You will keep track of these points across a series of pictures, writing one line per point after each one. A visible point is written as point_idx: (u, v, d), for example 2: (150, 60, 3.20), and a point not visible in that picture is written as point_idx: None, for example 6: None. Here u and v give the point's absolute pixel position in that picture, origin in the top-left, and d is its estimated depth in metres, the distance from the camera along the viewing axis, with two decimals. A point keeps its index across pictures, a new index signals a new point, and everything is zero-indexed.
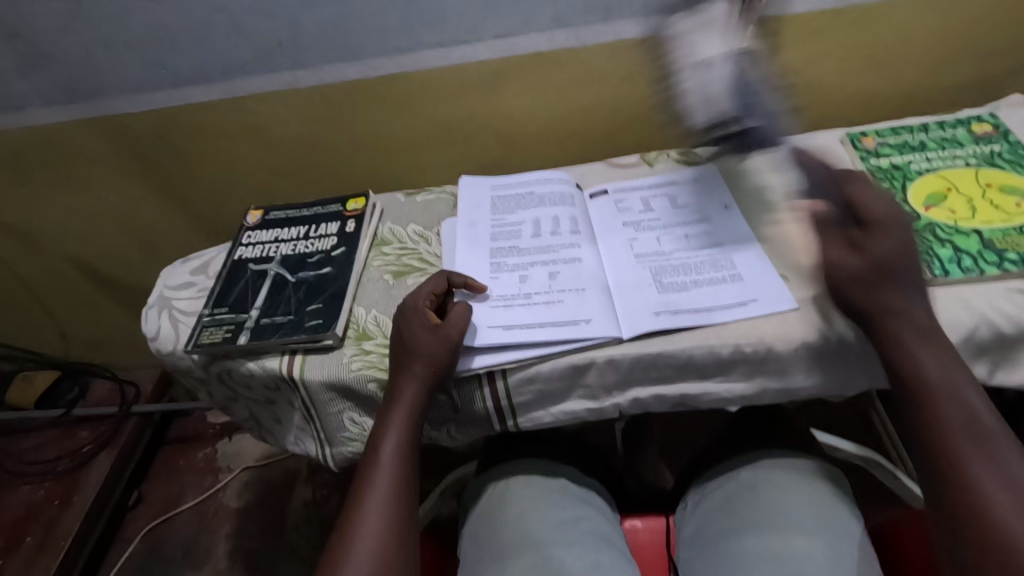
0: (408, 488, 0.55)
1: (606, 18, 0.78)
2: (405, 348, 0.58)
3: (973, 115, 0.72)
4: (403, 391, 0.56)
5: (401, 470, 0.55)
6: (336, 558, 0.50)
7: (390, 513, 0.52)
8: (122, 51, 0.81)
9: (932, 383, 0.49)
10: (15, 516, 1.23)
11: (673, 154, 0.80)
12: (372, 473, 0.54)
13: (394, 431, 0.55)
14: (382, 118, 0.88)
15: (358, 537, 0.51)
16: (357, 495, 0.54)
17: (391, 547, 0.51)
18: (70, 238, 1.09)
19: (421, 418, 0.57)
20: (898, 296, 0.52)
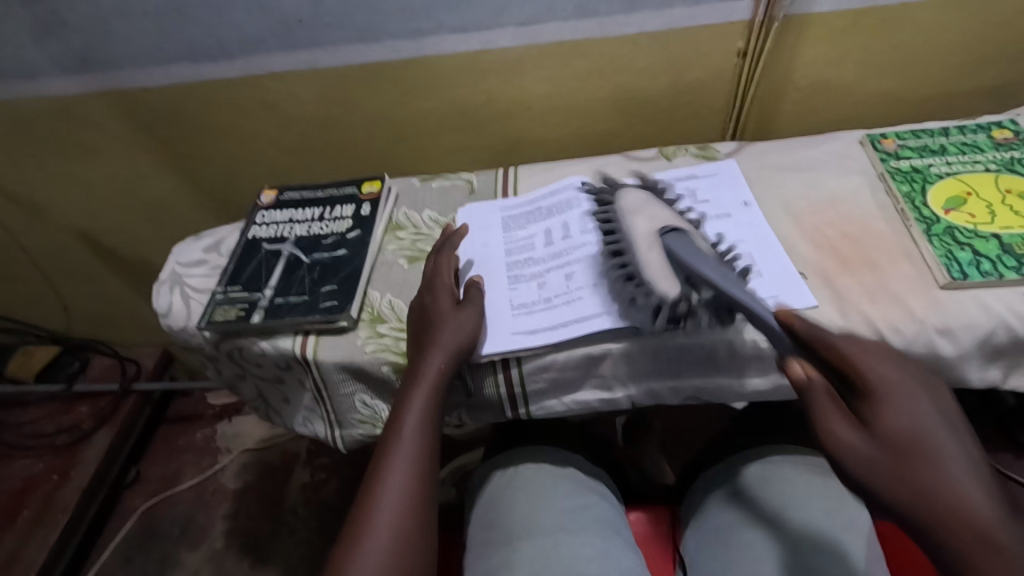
0: (428, 466, 0.54)
1: (630, 9, 0.77)
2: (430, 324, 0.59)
3: (994, 121, 0.72)
4: (428, 365, 0.56)
5: (423, 445, 0.54)
6: (354, 533, 0.50)
7: (410, 489, 0.52)
8: (141, 22, 0.80)
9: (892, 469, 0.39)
10: (11, 488, 1.22)
11: (692, 148, 0.79)
12: (392, 445, 0.54)
13: (416, 408, 0.55)
14: (399, 100, 0.87)
15: (378, 513, 0.50)
16: (377, 467, 0.53)
17: (411, 522, 0.50)
18: (77, 210, 1.08)
19: (443, 393, 0.57)
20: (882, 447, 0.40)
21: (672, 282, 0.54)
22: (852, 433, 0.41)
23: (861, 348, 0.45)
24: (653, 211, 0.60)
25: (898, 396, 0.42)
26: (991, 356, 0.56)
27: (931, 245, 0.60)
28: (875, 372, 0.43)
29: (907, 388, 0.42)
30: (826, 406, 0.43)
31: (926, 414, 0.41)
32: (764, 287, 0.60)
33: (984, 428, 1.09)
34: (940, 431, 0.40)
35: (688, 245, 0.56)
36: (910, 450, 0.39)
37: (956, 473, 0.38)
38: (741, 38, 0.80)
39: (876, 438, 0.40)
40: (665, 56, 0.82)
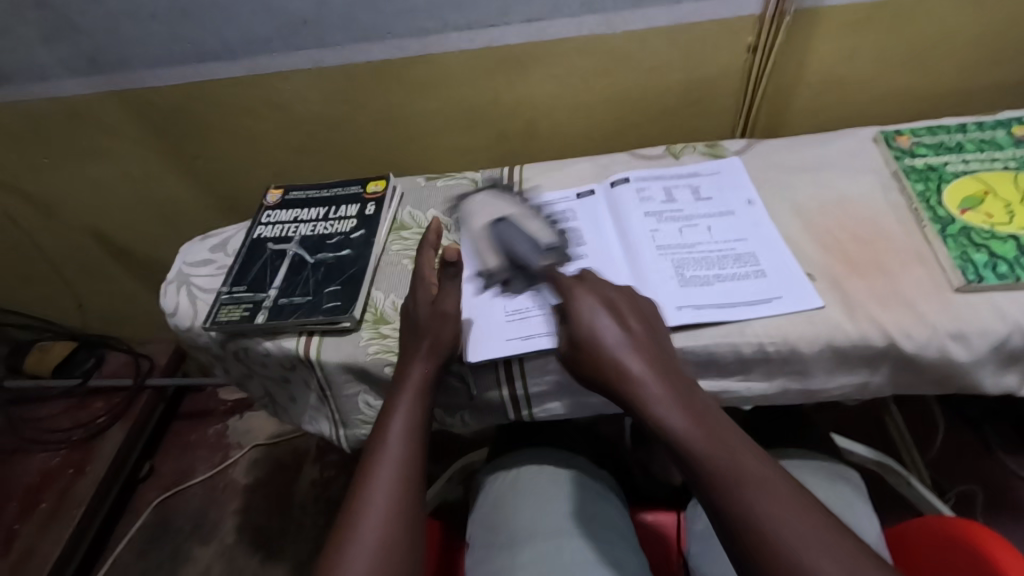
0: (415, 471, 0.54)
1: (637, 5, 0.75)
2: (415, 328, 0.59)
3: (1015, 117, 0.69)
4: (410, 371, 0.57)
5: (409, 450, 0.54)
6: (341, 539, 0.49)
7: (397, 493, 0.52)
8: (147, 23, 0.80)
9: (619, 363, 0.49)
10: (29, 482, 1.25)
11: (700, 146, 0.78)
12: (378, 451, 0.54)
13: (402, 413, 0.56)
14: (405, 99, 0.87)
15: (364, 518, 0.50)
16: (363, 473, 0.53)
17: (397, 526, 0.50)
18: (90, 210, 1.09)
19: (429, 399, 0.57)
20: (633, 347, 0.50)
21: (494, 258, 0.66)
22: (587, 355, 0.51)
23: (570, 280, 0.56)
24: (495, 207, 0.72)
25: (613, 315, 0.52)
26: (1007, 362, 0.55)
27: (946, 246, 0.58)
28: (583, 297, 0.53)
29: (612, 306, 0.53)
30: (572, 337, 0.52)
31: (628, 329, 0.51)
32: (771, 288, 0.59)
33: (1002, 430, 1.06)
34: (635, 335, 0.51)
35: (512, 231, 0.66)
36: (599, 331, 0.51)
37: (636, 356, 0.49)
38: (751, 33, 0.78)
39: (623, 339, 0.50)
40: (673, 53, 0.80)
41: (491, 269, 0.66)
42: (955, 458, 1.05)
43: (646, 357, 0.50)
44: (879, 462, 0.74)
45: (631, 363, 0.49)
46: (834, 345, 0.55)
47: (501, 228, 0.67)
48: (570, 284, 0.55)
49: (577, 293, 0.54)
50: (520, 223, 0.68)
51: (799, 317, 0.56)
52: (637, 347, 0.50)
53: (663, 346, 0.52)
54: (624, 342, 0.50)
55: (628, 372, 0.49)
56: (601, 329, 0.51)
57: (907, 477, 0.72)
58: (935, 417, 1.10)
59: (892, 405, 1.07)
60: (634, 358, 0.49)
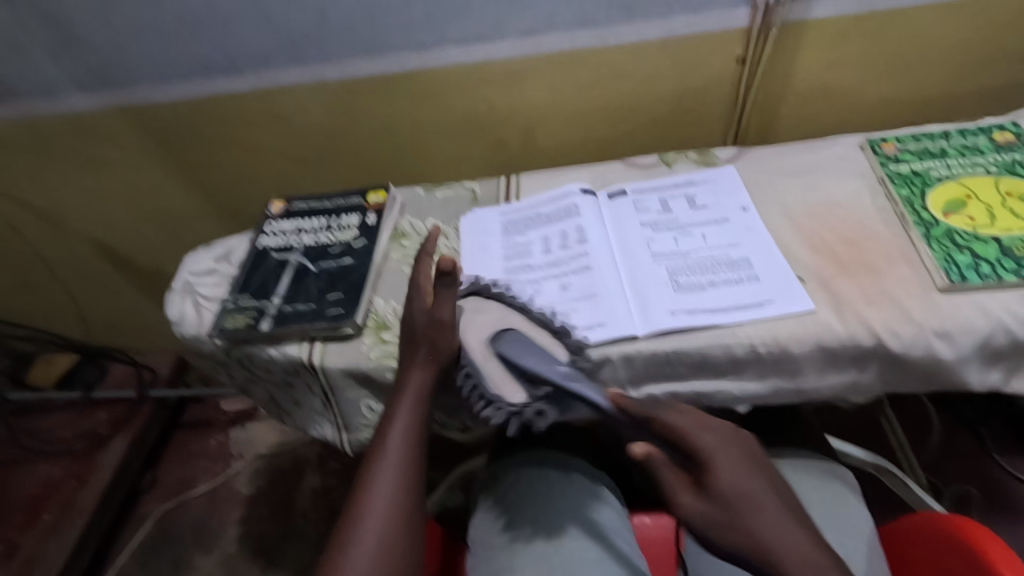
0: (416, 476, 0.55)
1: (629, 18, 0.78)
2: (412, 335, 0.60)
3: (995, 124, 0.72)
4: (410, 378, 0.59)
5: (409, 455, 0.56)
6: (342, 543, 0.51)
7: (397, 495, 0.53)
8: (154, 41, 0.82)
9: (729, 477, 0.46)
10: (32, 493, 1.26)
11: (692, 153, 0.80)
12: (378, 456, 0.56)
13: (401, 417, 0.57)
14: (404, 112, 0.89)
15: (364, 520, 0.51)
16: (364, 476, 0.55)
17: (397, 528, 0.51)
18: (95, 222, 1.11)
19: (428, 405, 0.59)
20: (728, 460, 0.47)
21: (517, 392, 0.56)
22: (738, 522, 0.44)
23: (675, 417, 0.50)
24: (487, 314, 0.61)
25: (742, 478, 0.46)
26: (991, 359, 0.56)
27: (930, 248, 0.60)
28: (714, 466, 0.46)
29: (733, 463, 0.47)
30: (694, 498, 0.45)
31: (712, 438, 0.48)
32: (762, 291, 0.60)
33: (999, 431, 1.06)
34: (761, 492, 0.45)
35: (521, 345, 0.57)
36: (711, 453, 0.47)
37: (730, 470, 0.46)
38: (740, 45, 0.81)
39: (715, 444, 0.48)
40: (665, 64, 0.83)
41: (515, 405, 0.55)
42: (951, 460, 1.06)
43: (789, 527, 0.44)
44: (875, 463, 0.75)
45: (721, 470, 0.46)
46: (823, 345, 0.57)
47: (509, 352, 0.57)
48: (691, 433, 0.48)
49: (707, 449, 0.47)
50: (522, 335, 0.59)
51: (789, 317, 0.58)
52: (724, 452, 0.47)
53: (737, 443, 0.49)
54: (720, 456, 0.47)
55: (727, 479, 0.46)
56: (699, 435, 0.48)
57: (903, 478, 0.73)
58: (930, 418, 1.12)
59: (886, 406, 1.09)
60: (727, 462, 0.47)
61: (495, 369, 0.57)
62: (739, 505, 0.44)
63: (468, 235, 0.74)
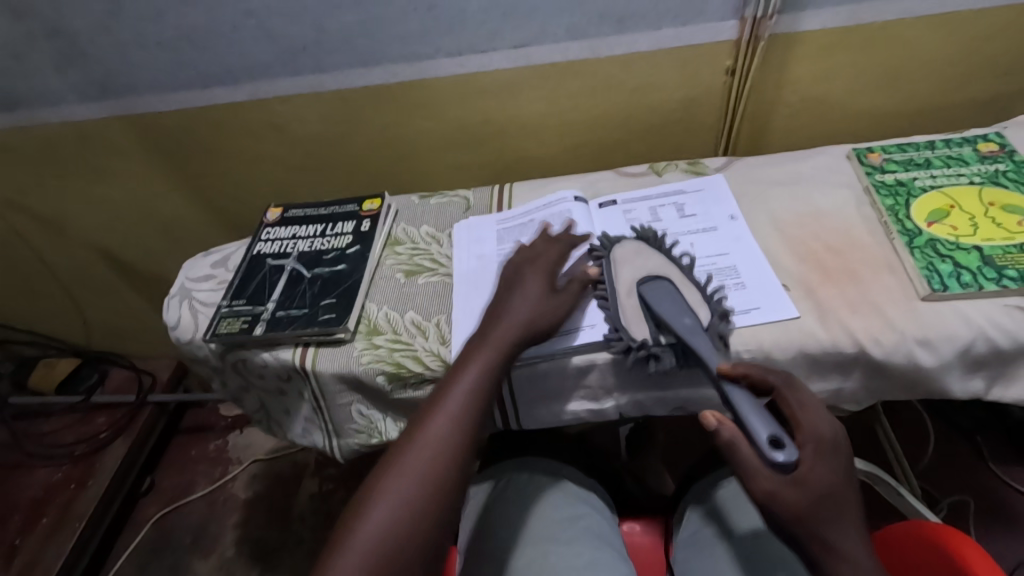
0: (469, 439, 0.52)
1: (619, 31, 0.79)
2: (499, 305, 0.60)
3: (980, 134, 0.72)
4: (489, 341, 0.57)
5: (468, 416, 0.53)
6: (369, 492, 0.49)
7: (441, 455, 0.50)
8: (155, 52, 0.84)
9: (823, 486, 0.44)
10: (32, 497, 1.27)
11: (682, 163, 0.81)
12: (433, 411, 0.53)
13: (470, 375, 0.55)
14: (400, 121, 0.91)
15: (399, 471, 0.49)
16: (413, 428, 0.53)
17: (430, 489, 0.48)
18: (97, 229, 1.13)
19: (501, 370, 0.56)
20: (823, 463, 0.45)
21: (642, 328, 0.59)
22: (816, 524, 0.43)
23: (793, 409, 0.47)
24: (644, 260, 0.64)
25: (836, 478, 0.44)
26: (973, 367, 0.57)
27: (913, 258, 0.61)
28: (811, 460, 0.45)
29: (836, 467, 0.45)
30: (786, 485, 0.44)
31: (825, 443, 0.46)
32: (748, 299, 0.61)
33: (994, 442, 1.08)
34: (848, 498, 0.44)
35: (667, 296, 0.59)
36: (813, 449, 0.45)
37: (824, 477, 0.44)
38: (729, 57, 0.82)
39: (820, 448, 0.45)
40: (656, 75, 0.84)
41: (628, 339, 0.59)
42: (948, 470, 1.06)
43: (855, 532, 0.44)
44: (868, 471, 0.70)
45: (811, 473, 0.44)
46: (806, 352, 0.57)
47: (655, 295, 0.59)
48: (804, 420, 0.47)
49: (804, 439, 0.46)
50: (674, 289, 0.60)
51: (772, 325, 0.59)
52: (824, 459, 0.45)
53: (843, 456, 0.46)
54: (816, 461, 0.45)
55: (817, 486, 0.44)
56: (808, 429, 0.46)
57: (897, 486, 0.68)
58: (926, 427, 1.12)
59: (881, 414, 1.09)
60: (821, 466, 0.44)
61: (630, 306, 0.60)
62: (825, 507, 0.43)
63: (462, 242, 0.76)
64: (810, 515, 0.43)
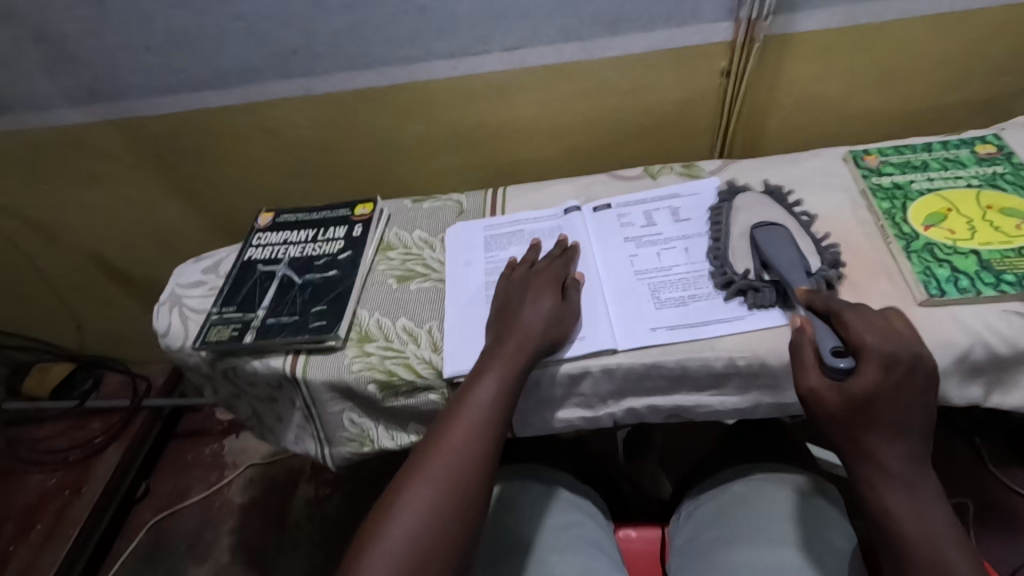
0: (487, 448, 0.52)
1: (613, 32, 0.78)
2: (512, 312, 0.60)
3: (978, 136, 0.72)
4: (506, 348, 0.57)
5: (486, 425, 0.53)
6: (387, 504, 0.49)
7: (459, 466, 0.50)
8: (143, 56, 0.83)
9: (871, 398, 0.45)
10: (26, 503, 1.26)
11: (677, 166, 0.80)
12: (451, 420, 0.53)
13: (488, 382, 0.55)
14: (393, 125, 0.90)
15: (418, 482, 0.50)
16: (431, 438, 0.53)
17: (449, 500, 0.49)
18: (89, 233, 1.12)
19: (520, 378, 0.56)
20: (883, 374, 0.46)
21: (746, 263, 0.62)
22: (855, 426, 0.46)
23: (862, 321, 0.49)
24: (765, 212, 0.67)
25: (892, 391, 0.45)
26: (971, 373, 0.56)
27: (910, 262, 0.60)
28: (875, 370, 0.46)
29: (902, 379, 0.46)
30: (829, 389, 0.47)
31: (886, 351, 0.46)
32: (741, 305, 0.60)
33: (993, 443, 1.07)
34: (906, 412, 0.45)
35: (778, 238, 0.60)
36: (877, 363, 0.46)
37: (870, 387, 0.45)
38: (724, 58, 0.81)
39: (885, 360, 0.46)
40: (651, 77, 0.83)
41: (730, 271, 0.62)
42: (946, 472, 1.06)
43: (903, 444, 0.45)
44: None
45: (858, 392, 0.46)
46: None
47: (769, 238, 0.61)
48: (870, 336, 0.47)
49: (869, 349, 0.47)
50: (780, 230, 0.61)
51: (766, 332, 0.58)
52: (886, 372, 0.46)
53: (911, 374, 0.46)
54: (874, 374, 0.46)
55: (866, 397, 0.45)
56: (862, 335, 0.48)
57: None
58: None
59: None
60: (881, 381, 0.45)
61: (740, 243, 0.64)
62: (866, 414, 0.46)
63: (451, 248, 0.75)
64: (853, 427, 0.46)
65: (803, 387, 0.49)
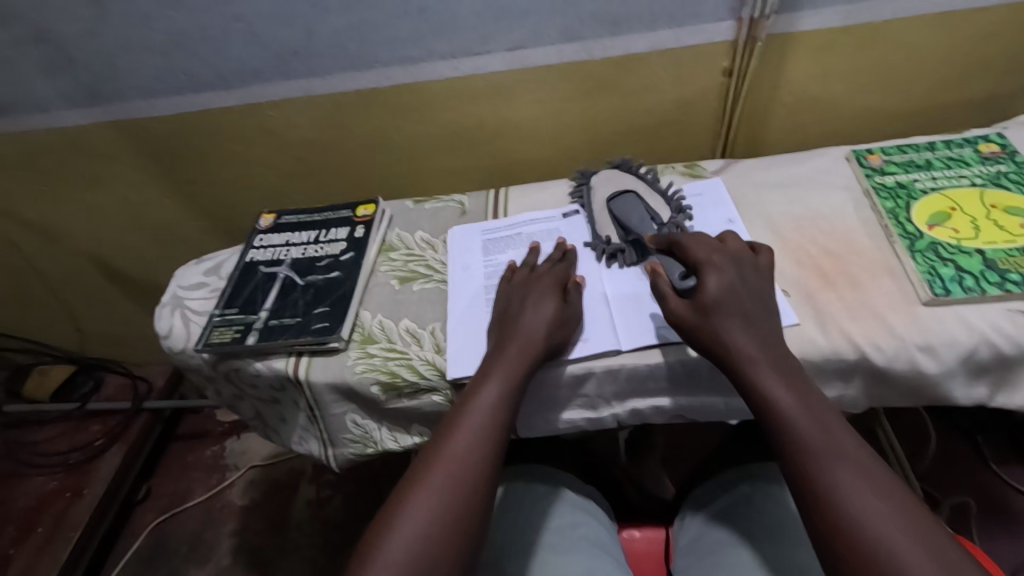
0: (489, 456, 0.51)
1: (614, 32, 0.78)
2: (512, 318, 0.60)
3: (981, 135, 0.72)
4: (505, 356, 0.57)
5: (488, 435, 0.52)
6: (390, 516, 0.48)
7: (461, 474, 0.50)
8: (144, 57, 0.83)
9: (716, 296, 0.53)
10: (27, 506, 1.25)
11: (679, 165, 0.80)
12: (453, 430, 0.53)
13: (492, 387, 0.55)
14: (394, 125, 0.90)
15: (420, 493, 0.49)
16: (433, 447, 0.52)
17: (452, 510, 0.48)
18: (89, 235, 1.12)
19: (522, 387, 0.55)
20: (712, 275, 0.54)
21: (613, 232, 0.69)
22: (712, 326, 0.52)
23: (696, 241, 0.57)
24: (620, 181, 0.73)
25: (730, 288, 0.53)
26: (977, 373, 0.56)
27: (914, 262, 0.60)
28: (712, 274, 0.54)
29: (738, 279, 0.54)
30: (682, 304, 0.55)
31: (710, 257, 0.55)
32: None
33: (995, 443, 1.07)
34: (746, 303, 0.53)
35: (634, 205, 0.69)
36: (700, 266, 0.55)
37: (714, 284, 0.53)
38: (726, 58, 0.81)
39: (705, 264, 0.55)
40: (652, 76, 0.83)
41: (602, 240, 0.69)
42: (948, 471, 1.06)
43: (753, 332, 0.52)
44: None
45: (701, 291, 0.53)
46: (808, 358, 0.56)
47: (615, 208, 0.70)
48: (693, 249, 0.57)
49: (702, 262, 0.55)
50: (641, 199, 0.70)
51: None
52: (709, 269, 0.54)
53: (733, 270, 0.55)
54: (713, 274, 0.54)
55: (708, 296, 0.53)
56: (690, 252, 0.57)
57: None
58: (927, 428, 1.11)
59: (883, 416, 1.07)
60: (710, 277, 0.54)
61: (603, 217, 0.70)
62: (717, 313, 0.52)
63: (450, 252, 0.75)
64: (709, 330, 0.53)
65: (670, 315, 0.55)
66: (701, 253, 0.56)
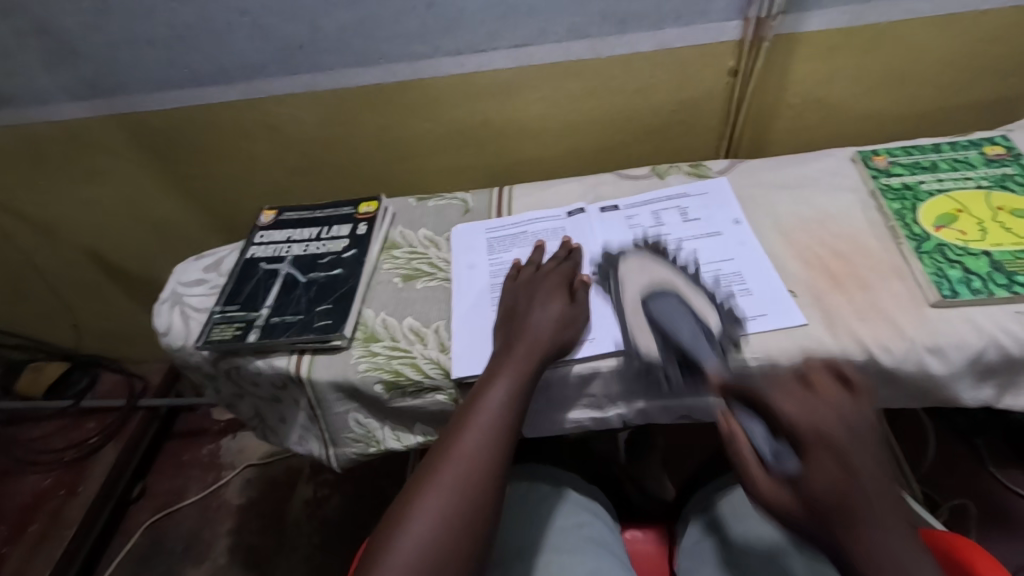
0: (498, 456, 0.51)
1: (621, 31, 0.78)
2: (519, 317, 0.60)
3: (986, 137, 0.72)
4: (514, 357, 0.56)
5: (497, 434, 0.52)
6: (397, 518, 0.48)
7: (469, 474, 0.49)
8: (145, 50, 0.82)
9: (835, 488, 0.40)
10: (21, 504, 1.24)
11: (685, 165, 0.80)
12: (461, 431, 0.52)
13: (500, 384, 0.54)
14: (398, 121, 0.89)
15: (428, 495, 0.48)
16: (442, 447, 0.52)
17: (460, 511, 0.47)
18: (86, 230, 1.10)
19: (529, 386, 0.55)
20: (821, 460, 0.41)
21: (650, 342, 0.59)
22: (833, 528, 0.40)
23: (785, 399, 0.45)
24: (652, 274, 0.65)
25: (854, 475, 0.40)
26: (984, 375, 0.56)
27: (922, 263, 0.60)
28: (820, 459, 0.41)
29: (857, 456, 0.41)
30: (781, 492, 0.43)
31: (819, 430, 0.42)
32: (754, 305, 0.60)
33: (993, 445, 1.07)
34: (877, 494, 0.40)
35: (674, 310, 0.60)
36: (812, 443, 0.42)
37: (826, 473, 0.41)
38: (732, 58, 0.81)
39: (812, 437, 0.42)
40: (659, 75, 0.83)
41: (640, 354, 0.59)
42: (947, 472, 1.06)
43: (892, 533, 0.39)
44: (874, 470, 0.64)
45: (814, 482, 0.41)
46: (816, 360, 0.56)
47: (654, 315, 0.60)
48: (797, 416, 0.43)
49: (798, 436, 0.43)
50: (681, 299, 0.61)
51: (779, 333, 0.58)
52: (821, 449, 0.42)
53: (856, 449, 0.41)
54: (824, 456, 0.41)
55: (817, 486, 0.41)
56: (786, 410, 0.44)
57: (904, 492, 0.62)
58: (926, 430, 1.11)
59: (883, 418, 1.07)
60: (821, 458, 0.42)
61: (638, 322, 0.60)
62: (835, 515, 0.40)
63: (454, 250, 0.74)
64: (828, 529, 0.40)
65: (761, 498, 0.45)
66: (806, 420, 0.43)
